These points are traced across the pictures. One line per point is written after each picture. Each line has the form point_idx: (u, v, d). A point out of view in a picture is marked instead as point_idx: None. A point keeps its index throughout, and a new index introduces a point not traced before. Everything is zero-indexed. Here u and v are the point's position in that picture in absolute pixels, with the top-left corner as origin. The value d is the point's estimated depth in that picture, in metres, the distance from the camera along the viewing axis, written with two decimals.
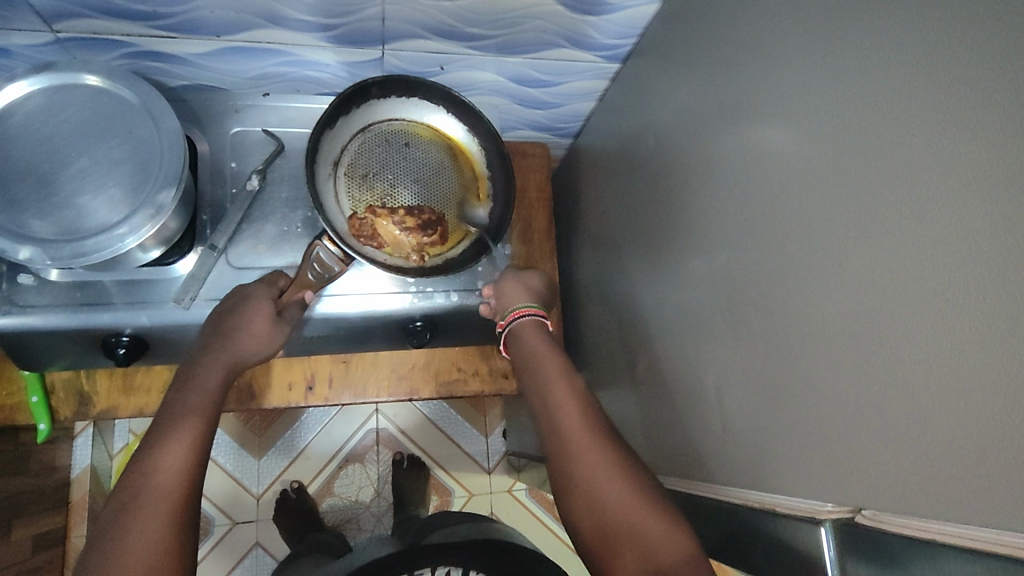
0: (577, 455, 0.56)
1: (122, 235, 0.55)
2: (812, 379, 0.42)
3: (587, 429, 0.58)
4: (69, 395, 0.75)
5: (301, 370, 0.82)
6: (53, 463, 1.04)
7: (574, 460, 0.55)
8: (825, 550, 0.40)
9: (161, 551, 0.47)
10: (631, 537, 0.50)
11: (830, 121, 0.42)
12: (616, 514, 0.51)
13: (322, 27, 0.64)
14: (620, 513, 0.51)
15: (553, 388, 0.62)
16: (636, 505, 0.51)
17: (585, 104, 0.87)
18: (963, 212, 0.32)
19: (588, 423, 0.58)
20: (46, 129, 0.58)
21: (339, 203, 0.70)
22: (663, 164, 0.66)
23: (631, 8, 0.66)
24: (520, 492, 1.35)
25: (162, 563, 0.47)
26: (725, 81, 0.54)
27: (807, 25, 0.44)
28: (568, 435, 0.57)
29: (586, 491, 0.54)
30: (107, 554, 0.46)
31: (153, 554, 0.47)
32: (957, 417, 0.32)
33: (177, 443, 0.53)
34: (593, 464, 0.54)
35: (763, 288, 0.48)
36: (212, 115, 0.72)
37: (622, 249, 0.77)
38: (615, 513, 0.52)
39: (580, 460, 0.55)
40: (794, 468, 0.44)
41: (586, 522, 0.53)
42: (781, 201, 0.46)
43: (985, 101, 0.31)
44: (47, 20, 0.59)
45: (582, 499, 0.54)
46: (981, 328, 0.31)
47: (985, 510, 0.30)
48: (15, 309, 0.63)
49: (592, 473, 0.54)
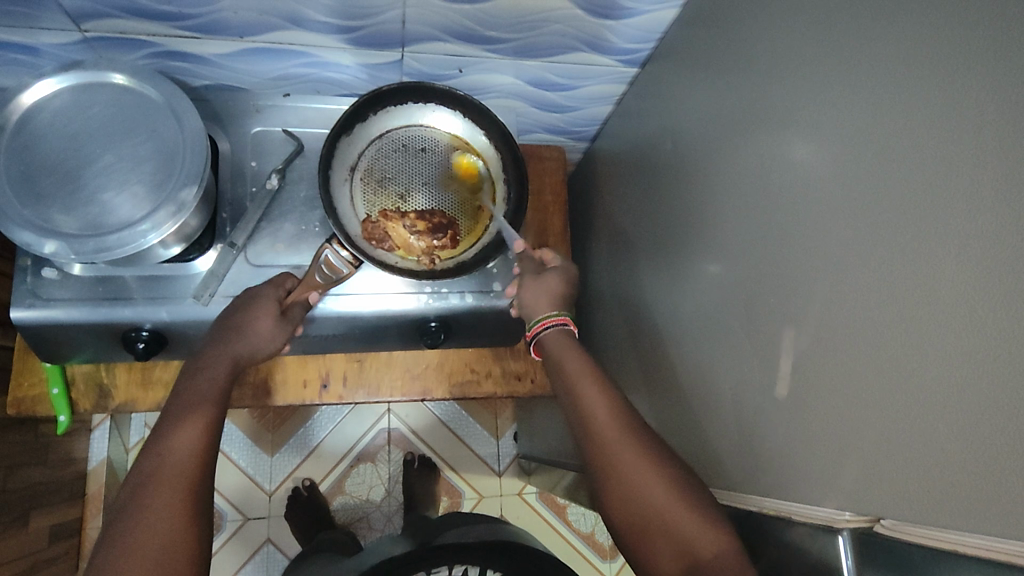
0: (607, 451, 0.55)
1: (144, 231, 0.56)
2: (829, 386, 0.41)
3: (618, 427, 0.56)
4: (88, 388, 0.77)
5: (316, 368, 0.83)
6: (70, 455, 1.06)
7: (608, 458, 0.55)
8: (842, 559, 0.40)
9: (175, 533, 0.48)
10: (668, 534, 0.50)
11: (849, 126, 0.41)
12: (650, 511, 0.51)
13: (342, 29, 0.65)
14: (655, 509, 0.51)
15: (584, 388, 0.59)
16: (668, 501, 0.51)
17: (602, 108, 0.87)
18: (984, 216, 0.31)
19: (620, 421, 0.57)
20: (73, 126, 0.59)
21: (354, 206, 0.70)
22: (679, 169, 0.66)
23: (649, 12, 0.66)
24: (531, 495, 1.35)
25: (177, 544, 0.47)
26: (744, 86, 0.54)
27: (827, 27, 0.44)
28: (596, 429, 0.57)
29: (620, 489, 0.53)
30: (123, 541, 0.46)
31: (168, 537, 0.47)
32: (971, 426, 0.32)
33: (188, 429, 0.54)
34: (616, 457, 0.54)
35: (779, 293, 0.47)
36: (233, 115, 0.73)
37: (637, 252, 0.77)
38: (650, 510, 0.51)
39: (612, 459, 0.54)
40: (808, 475, 0.44)
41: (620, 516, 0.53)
42: (798, 207, 0.46)
43: (1009, 105, 0.31)
44: (75, 19, 0.60)
45: (614, 495, 0.54)
46: (999, 337, 0.30)
47: (1004, 521, 0.30)
48: (38, 302, 0.64)
49: (613, 454, 0.55)
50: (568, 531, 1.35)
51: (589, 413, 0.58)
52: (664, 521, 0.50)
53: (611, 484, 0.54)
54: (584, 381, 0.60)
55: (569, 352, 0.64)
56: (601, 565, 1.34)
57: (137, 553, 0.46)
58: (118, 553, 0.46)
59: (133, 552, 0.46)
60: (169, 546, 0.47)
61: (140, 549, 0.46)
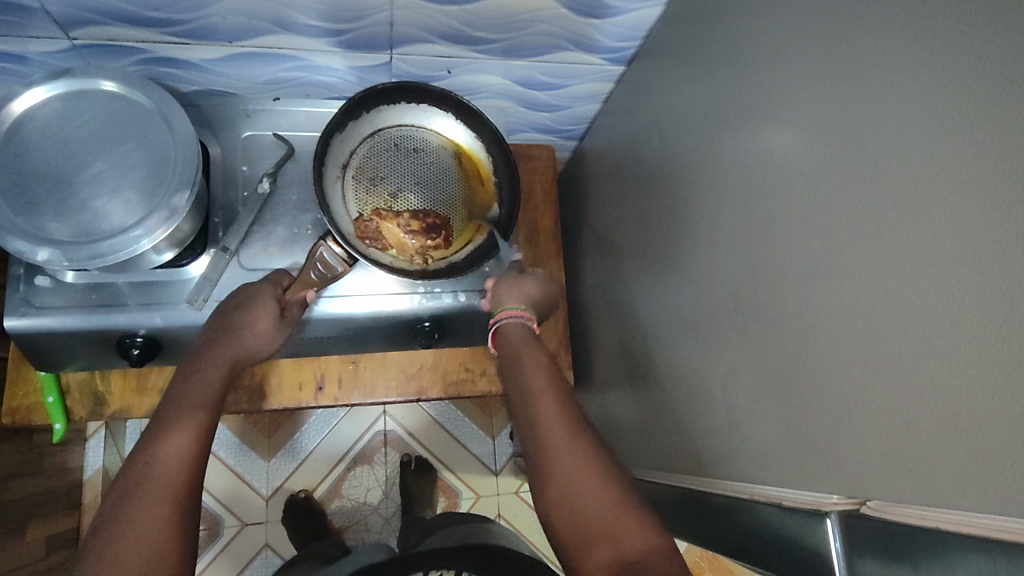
0: (554, 450, 0.56)
1: (137, 237, 0.57)
2: (819, 375, 0.42)
3: (564, 430, 0.58)
4: (83, 396, 0.76)
5: (311, 370, 0.83)
6: (65, 465, 1.05)
7: (551, 454, 0.56)
8: (831, 542, 0.41)
9: (158, 540, 0.48)
10: (603, 531, 0.51)
11: (831, 119, 0.42)
12: (586, 508, 0.52)
13: (331, 32, 0.65)
14: (590, 506, 0.52)
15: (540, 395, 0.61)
16: (609, 502, 0.52)
17: (590, 106, 0.87)
18: (963, 202, 0.32)
19: (569, 425, 0.59)
20: (64, 133, 0.59)
21: (346, 204, 0.70)
22: (667, 164, 0.67)
23: (635, 11, 0.67)
24: (527, 493, 1.35)
25: (159, 555, 0.47)
26: (729, 81, 0.55)
27: (809, 22, 0.45)
28: (545, 428, 0.58)
29: (561, 483, 0.54)
30: (107, 548, 0.47)
31: (150, 549, 0.47)
32: (955, 408, 0.32)
33: (178, 435, 0.54)
34: (559, 451, 0.56)
35: (767, 284, 0.48)
36: (223, 120, 0.73)
37: (628, 248, 0.77)
38: (585, 506, 0.52)
39: (557, 456, 0.56)
40: (800, 462, 0.44)
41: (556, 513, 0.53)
42: (784, 199, 0.47)
43: (981, 93, 0.32)
44: (64, 27, 0.60)
45: (552, 492, 0.54)
46: (980, 322, 0.31)
47: (990, 500, 0.31)
48: (31, 311, 0.64)
49: (557, 449, 0.56)
50: None
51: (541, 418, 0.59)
52: (602, 522, 0.51)
53: (553, 478, 0.55)
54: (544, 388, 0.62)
55: (532, 363, 0.66)
56: None
57: (118, 562, 0.46)
58: (101, 560, 0.46)
59: (113, 560, 0.46)
60: (149, 558, 0.47)
61: (120, 557, 0.46)
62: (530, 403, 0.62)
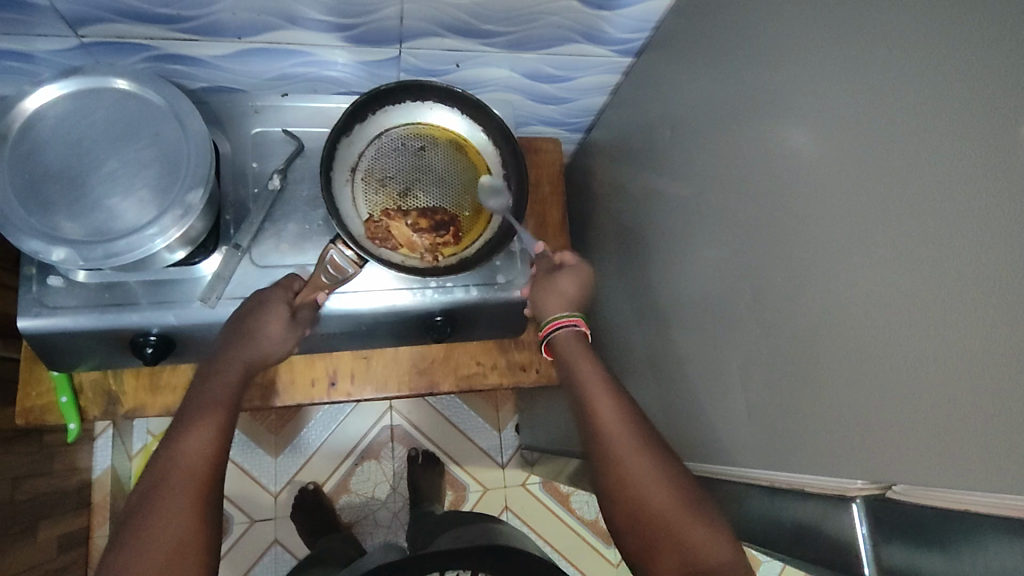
0: (618, 460, 0.58)
1: (152, 236, 0.56)
2: (837, 361, 0.43)
3: (627, 438, 0.59)
4: (97, 396, 0.76)
5: (324, 366, 0.83)
6: (74, 465, 1.05)
7: (616, 465, 0.58)
8: (858, 526, 0.41)
9: (183, 535, 0.49)
10: (670, 536, 0.54)
11: (847, 107, 0.42)
12: (653, 516, 0.55)
13: (339, 27, 0.65)
14: (658, 514, 0.55)
15: (597, 401, 0.62)
16: (677, 510, 0.54)
17: (596, 98, 0.88)
18: (981, 188, 0.32)
19: (630, 432, 0.59)
20: (76, 131, 0.59)
21: (356, 205, 0.71)
22: (677, 155, 0.67)
23: (642, 2, 0.67)
24: (534, 485, 1.36)
25: (184, 549, 0.48)
26: (740, 70, 0.55)
27: (821, 12, 0.45)
28: (605, 438, 0.60)
29: (629, 493, 0.56)
30: (134, 544, 0.48)
31: (175, 543, 0.48)
32: (975, 392, 0.33)
33: (200, 432, 0.55)
34: (623, 459, 0.57)
35: (783, 273, 0.49)
36: (231, 116, 0.73)
37: (639, 239, 0.78)
38: (653, 514, 0.55)
39: (623, 467, 0.57)
40: (820, 448, 0.45)
41: (626, 523, 0.56)
42: (799, 188, 0.47)
43: (998, 79, 0.32)
44: (72, 25, 0.60)
45: (621, 501, 0.57)
46: (999, 306, 0.31)
47: (1013, 481, 0.31)
48: (44, 311, 0.64)
49: (623, 458, 0.58)
50: (573, 520, 1.36)
51: (601, 426, 0.60)
52: (672, 529, 0.54)
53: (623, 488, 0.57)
54: (600, 391, 0.63)
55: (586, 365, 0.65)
56: (607, 554, 1.35)
57: (145, 557, 0.47)
58: (129, 555, 0.47)
59: (141, 556, 0.47)
60: (175, 553, 0.48)
61: (147, 552, 0.47)
62: (586, 408, 0.62)
